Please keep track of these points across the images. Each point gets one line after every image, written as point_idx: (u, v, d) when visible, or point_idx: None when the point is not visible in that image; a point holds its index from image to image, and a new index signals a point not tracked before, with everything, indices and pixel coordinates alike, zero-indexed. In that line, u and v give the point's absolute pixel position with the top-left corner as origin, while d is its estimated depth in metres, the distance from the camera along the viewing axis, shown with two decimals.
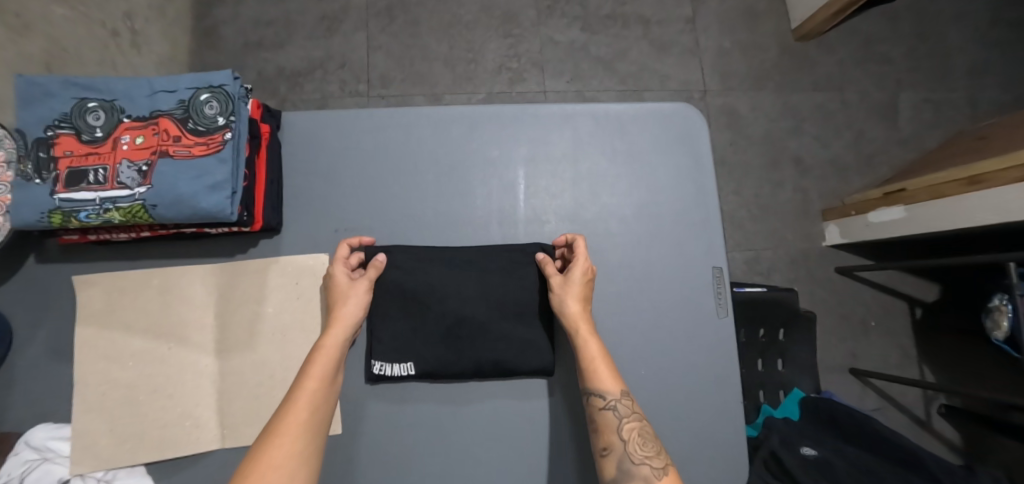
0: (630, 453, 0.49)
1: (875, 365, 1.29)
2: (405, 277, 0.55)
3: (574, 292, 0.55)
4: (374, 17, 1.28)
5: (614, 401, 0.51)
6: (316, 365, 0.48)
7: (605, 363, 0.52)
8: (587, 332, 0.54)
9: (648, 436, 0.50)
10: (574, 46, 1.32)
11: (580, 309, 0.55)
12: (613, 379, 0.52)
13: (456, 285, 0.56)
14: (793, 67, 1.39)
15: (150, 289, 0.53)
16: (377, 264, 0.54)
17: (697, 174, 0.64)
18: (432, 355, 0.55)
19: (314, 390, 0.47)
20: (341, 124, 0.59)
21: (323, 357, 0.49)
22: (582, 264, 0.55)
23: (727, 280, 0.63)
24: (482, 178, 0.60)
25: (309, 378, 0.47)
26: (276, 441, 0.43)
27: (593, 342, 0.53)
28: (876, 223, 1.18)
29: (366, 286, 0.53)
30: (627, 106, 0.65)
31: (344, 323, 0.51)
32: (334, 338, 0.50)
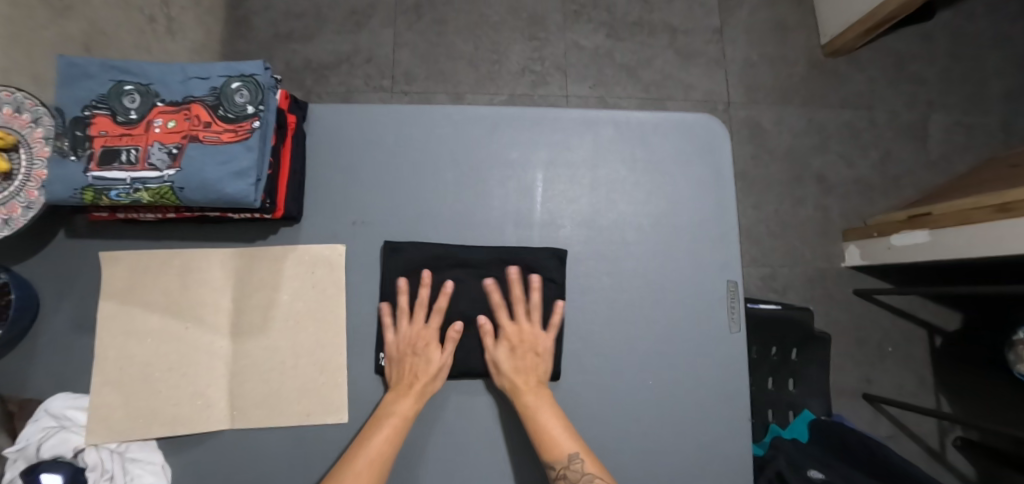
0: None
1: (889, 392, 1.26)
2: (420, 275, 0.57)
3: (505, 367, 0.55)
4: (402, 14, 1.29)
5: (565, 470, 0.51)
6: (382, 430, 0.52)
7: (549, 433, 0.52)
8: (522, 400, 0.54)
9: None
10: (599, 51, 1.32)
11: (512, 379, 0.55)
12: (557, 448, 0.52)
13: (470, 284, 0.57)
14: (821, 84, 1.37)
15: (171, 269, 0.55)
16: (456, 333, 0.56)
17: (717, 187, 0.64)
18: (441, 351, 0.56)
19: (372, 467, 0.50)
20: (365, 119, 0.60)
21: (399, 421, 0.52)
22: (501, 343, 0.56)
23: (741, 295, 0.63)
24: (501, 179, 0.60)
25: (374, 442, 0.51)
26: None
27: (535, 409, 0.53)
28: (899, 246, 1.15)
29: (448, 364, 0.56)
30: (648, 115, 0.64)
31: (422, 396, 0.54)
32: (404, 406, 0.53)
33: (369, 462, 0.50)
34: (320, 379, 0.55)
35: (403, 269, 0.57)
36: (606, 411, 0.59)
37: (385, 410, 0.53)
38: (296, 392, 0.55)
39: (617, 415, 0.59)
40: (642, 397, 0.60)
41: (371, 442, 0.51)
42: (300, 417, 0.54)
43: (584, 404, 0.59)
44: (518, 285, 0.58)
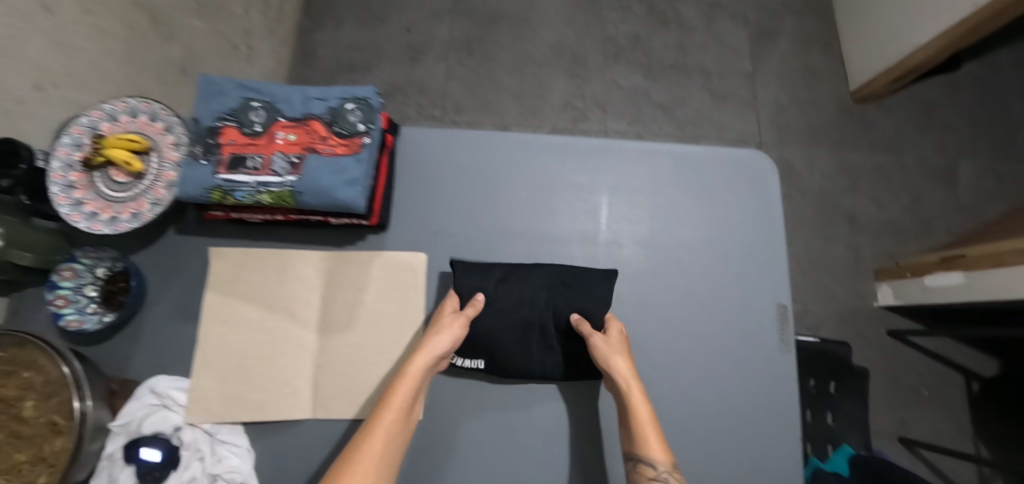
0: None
1: (926, 437, 1.24)
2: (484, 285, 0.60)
3: (618, 350, 0.56)
4: (454, 50, 1.39)
5: (662, 473, 0.52)
6: (397, 392, 0.51)
7: (655, 432, 0.53)
8: (637, 393, 0.55)
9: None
10: (637, 91, 1.40)
11: (626, 368, 0.56)
12: (663, 451, 0.53)
13: (528, 292, 0.60)
14: (851, 128, 1.42)
15: (270, 266, 0.60)
16: (478, 302, 0.58)
17: (768, 218, 0.68)
18: (507, 353, 0.59)
19: (390, 424, 0.50)
20: (448, 141, 0.66)
21: (408, 380, 0.52)
22: (618, 328, 0.59)
23: (791, 318, 0.66)
24: (569, 200, 0.65)
25: (390, 407, 0.50)
26: (356, 467, 0.46)
27: (642, 405, 0.54)
28: (933, 287, 1.17)
29: (461, 327, 0.56)
30: (703, 148, 0.70)
31: (429, 352, 0.54)
32: (416, 366, 0.53)
33: (388, 425, 0.49)
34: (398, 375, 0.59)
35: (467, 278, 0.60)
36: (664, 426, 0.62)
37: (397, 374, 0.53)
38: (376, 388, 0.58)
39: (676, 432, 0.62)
40: (697, 411, 0.63)
41: (388, 401, 0.51)
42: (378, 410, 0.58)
43: None
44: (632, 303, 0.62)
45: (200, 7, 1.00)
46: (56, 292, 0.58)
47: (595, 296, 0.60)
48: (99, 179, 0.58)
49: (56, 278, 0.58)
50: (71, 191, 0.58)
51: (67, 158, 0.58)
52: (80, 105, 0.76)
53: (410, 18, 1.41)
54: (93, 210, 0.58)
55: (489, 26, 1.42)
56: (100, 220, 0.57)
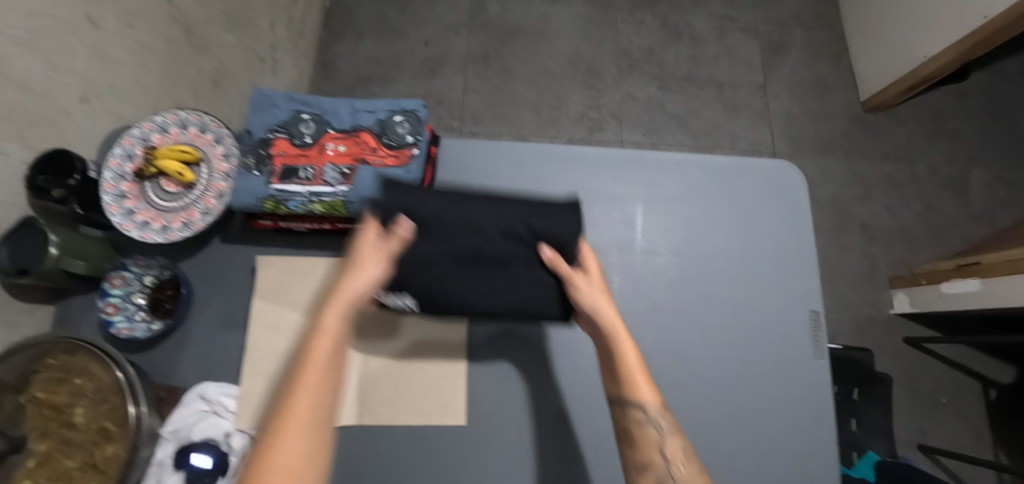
0: (670, 471, 0.51)
1: (945, 444, 1.24)
2: (427, 204, 0.52)
3: (600, 291, 0.55)
4: (472, 63, 1.42)
5: (651, 415, 0.53)
6: (317, 348, 0.46)
7: (642, 375, 0.54)
8: (623, 334, 0.54)
9: (685, 451, 0.52)
10: (651, 102, 1.42)
11: (610, 308, 0.55)
12: (652, 394, 0.53)
13: (482, 216, 0.53)
14: (862, 137, 1.45)
15: (316, 274, 0.61)
16: (401, 229, 0.50)
17: (799, 226, 0.69)
18: (447, 289, 0.53)
19: (315, 384, 0.44)
20: (487, 153, 0.67)
21: (328, 334, 0.47)
22: (593, 267, 0.57)
23: (824, 324, 0.67)
24: (605, 209, 0.67)
25: (311, 366, 0.45)
26: (284, 435, 0.40)
27: (630, 349, 0.54)
28: (949, 294, 1.18)
29: (379, 263, 0.50)
30: (732, 159, 0.71)
31: (348, 299, 0.49)
32: (333, 317, 0.48)
33: (313, 385, 0.44)
34: (441, 380, 0.61)
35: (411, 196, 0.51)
36: (702, 430, 0.63)
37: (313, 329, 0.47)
38: (420, 392, 0.60)
39: (715, 436, 0.63)
40: (735, 417, 0.64)
41: (309, 363, 0.45)
42: (423, 415, 0.60)
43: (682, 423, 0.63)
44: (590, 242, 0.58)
45: (231, 21, 1.03)
46: (105, 299, 0.59)
47: (558, 221, 0.54)
48: (150, 188, 0.60)
49: (106, 286, 0.59)
50: (123, 200, 0.59)
51: (119, 169, 0.59)
52: (121, 117, 0.78)
53: (428, 31, 1.44)
54: (144, 220, 0.59)
55: (506, 39, 1.44)
56: (152, 230, 0.59)
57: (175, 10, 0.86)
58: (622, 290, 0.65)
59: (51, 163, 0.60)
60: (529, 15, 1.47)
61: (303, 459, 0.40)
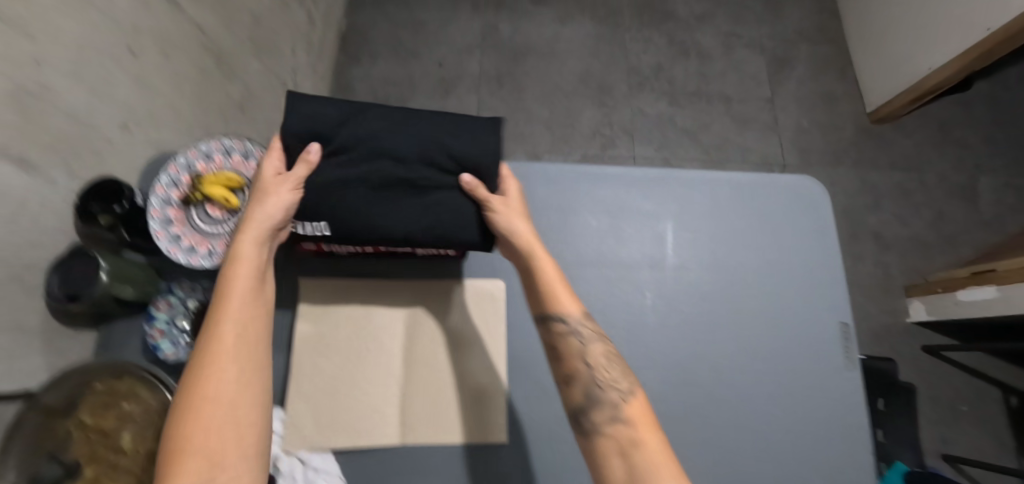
0: (595, 378, 0.54)
1: (968, 453, 1.24)
2: (342, 129, 0.53)
3: (518, 214, 0.57)
4: (486, 82, 1.45)
5: (576, 326, 0.54)
6: (235, 282, 0.48)
7: (563, 289, 0.56)
8: (540, 251, 0.56)
9: (610, 359, 0.55)
10: (662, 117, 1.45)
11: (527, 229, 0.57)
12: (573, 304, 0.56)
13: (398, 139, 0.54)
14: (870, 147, 1.47)
15: (357, 296, 0.63)
16: (309, 155, 0.52)
17: (825, 241, 0.71)
18: (361, 213, 0.54)
19: (239, 312, 0.47)
20: (522, 174, 0.70)
21: (244, 264, 0.49)
22: (511, 190, 0.59)
23: (854, 337, 0.68)
24: (637, 226, 0.69)
25: (230, 296, 0.47)
26: (215, 363, 0.44)
27: (548, 266, 0.57)
28: (966, 301, 1.19)
29: (293, 194, 0.52)
30: (756, 176, 0.73)
31: (258, 227, 0.50)
32: (250, 251, 0.50)
33: (237, 316, 0.46)
34: (483, 399, 0.61)
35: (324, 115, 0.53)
36: (740, 443, 0.63)
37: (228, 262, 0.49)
38: (462, 411, 0.60)
39: (753, 449, 0.63)
40: (772, 431, 0.64)
41: (227, 294, 0.47)
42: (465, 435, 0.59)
43: (719, 436, 0.63)
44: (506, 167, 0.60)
45: (256, 47, 1.06)
46: (153, 324, 0.61)
47: (478, 149, 0.56)
48: (195, 214, 0.62)
49: (153, 310, 0.61)
50: (169, 227, 0.60)
51: (165, 195, 0.60)
52: (159, 143, 0.80)
53: (442, 52, 1.47)
54: (191, 245, 0.61)
55: (518, 58, 1.48)
56: (199, 255, 0.61)
57: (206, 38, 0.89)
58: (656, 305, 0.67)
59: (102, 190, 0.61)
60: (540, 35, 1.51)
61: (238, 383, 0.44)
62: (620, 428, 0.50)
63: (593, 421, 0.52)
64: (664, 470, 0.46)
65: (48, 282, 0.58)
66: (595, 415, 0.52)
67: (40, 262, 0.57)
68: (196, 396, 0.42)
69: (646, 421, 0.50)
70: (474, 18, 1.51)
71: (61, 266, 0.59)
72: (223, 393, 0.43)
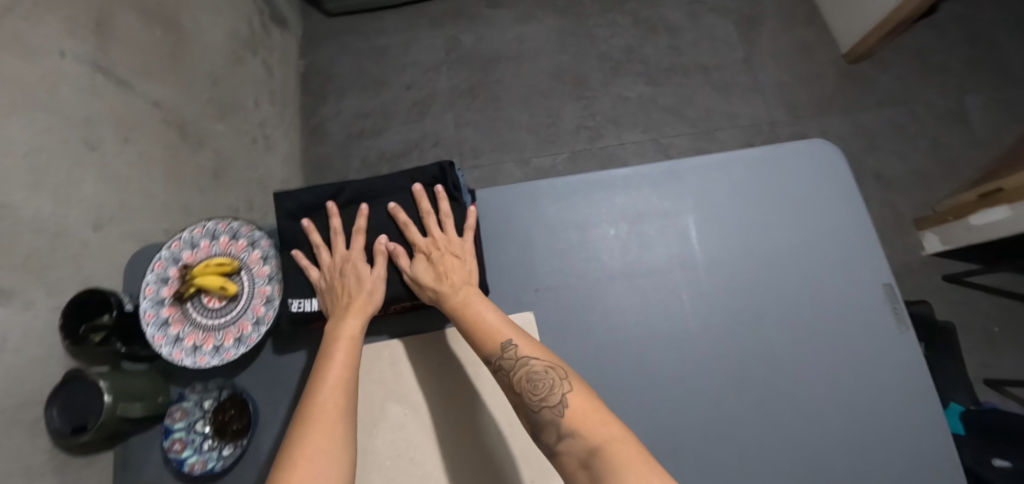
0: (529, 401, 0.47)
1: (1013, 374, 1.21)
2: (322, 219, 0.60)
3: (419, 272, 0.56)
4: (459, 97, 1.40)
5: (497, 361, 0.49)
6: (337, 353, 0.49)
7: (478, 328, 0.51)
8: (450, 301, 0.54)
9: (538, 374, 0.47)
10: (643, 98, 1.42)
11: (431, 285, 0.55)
12: (485, 342, 0.51)
13: (368, 212, 0.59)
14: (854, 89, 1.45)
15: (383, 360, 0.59)
16: (382, 247, 0.57)
17: (851, 202, 0.68)
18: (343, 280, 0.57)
19: (341, 382, 0.47)
20: (525, 196, 0.67)
21: (343, 339, 0.50)
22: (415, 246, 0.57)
23: (900, 295, 0.64)
24: (659, 228, 0.66)
25: (332, 366, 0.48)
26: (311, 429, 0.42)
27: (463, 310, 0.53)
28: (979, 226, 1.17)
29: (380, 270, 0.56)
30: (770, 150, 0.70)
31: (361, 310, 0.53)
32: (350, 325, 0.52)
33: (335, 383, 0.46)
34: (518, 449, 0.55)
35: (297, 211, 0.60)
36: (807, 432, 0.59)
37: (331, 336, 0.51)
38: (500, 464, 0.54)
39: (819, 435, 0.59)
40: (842, 407, 0.60)
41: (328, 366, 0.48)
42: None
43: (781, 428, 0.59)
44: (401, 212, 0.59)
45: (220, 110, 1.01)
46: (170, 436, 0.56)
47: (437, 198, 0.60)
48: (192, 308, 0.57)
49: (169, 422, 0.56)
50: (167, 328, 0.55)
51: (155, 296, 0.55)
52: (140, 236, 0.75)
53: (409, 75, 1.43)
54: (195, 344, 0.56)
55: (487, 67, 1.44)
56: (206, 353, 0.56)
57: (164, 112, 0.84)
58: (695, 301, 0.63)
59: (87, 303, 0.55)
60: (505, 38, 1.47)
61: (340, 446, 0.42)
62: (573, 444, 0.43)
63: (548, 445, 0.45)
64: (626, 474, 0.39)
65: (49, 416, 0.51)
66: (547, 438, 0.45)
67: (36, 395, 0.53)
68: (290, 465, 0.40)
69: (597, 420, 0.44)
70: (435, 34, 1.47)
71: (59, 396, 0.52)
72: (327, 454, 0.41)
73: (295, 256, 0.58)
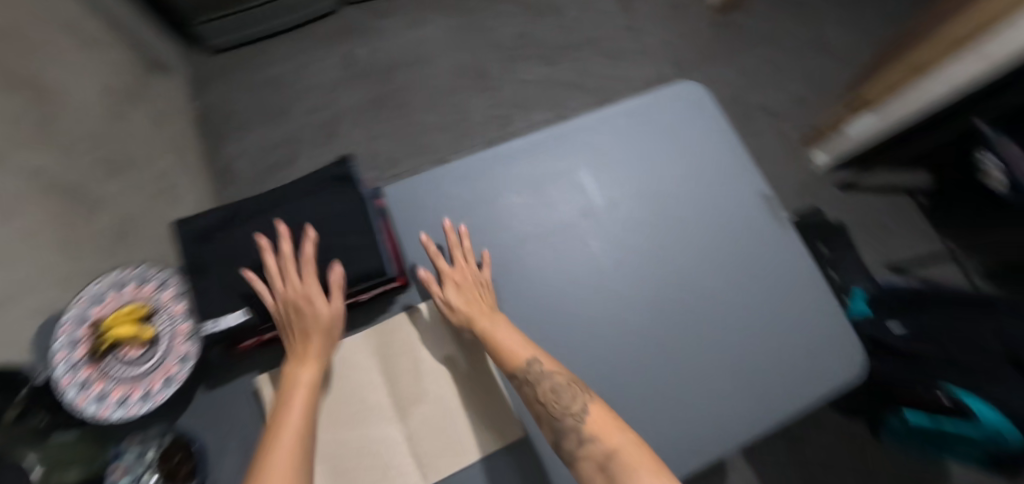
0: (553, 412, 0.53)
1: (907, 256, 1.38)
2: (222, 234, 0.56)
3: (455, 299, 0.59)
4: (366, 111, 1.41)
5: (524, 375, 0.54)
6: (293, 403, 0.48)
7: (509, 348, 0.56)
8: (482, 324, 0.58)
9: (561, 387, 0.54)
10: (543, 79, 1.48)
11: (471, 310, 0.59)
12: (515, 358, 0.55)
13: (271, 223, 0.56)
14: (729, 36, 1.59)
15: (322, 370, 0.60)
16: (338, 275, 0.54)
17: (722, 130, 0.76)
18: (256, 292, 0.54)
19: (296, 435, 0.46)
20: (429, 184, 0.69)
21: (303, 386, 0.50)
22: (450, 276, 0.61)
23: (777, 200, 0.72)
24: (558, 187, 0.71)
25: (289, 417, 0.47)
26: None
27: (495, 331, 0.57)
28: (856, 134, 1.32)
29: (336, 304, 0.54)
30: (644, 98, 0.77)
31: (320, 353, 0.52)
32: (311, 371, 0.51)
33: (292, 436, 0.46)
34: (472, 418, 0.58)
35: (192, 231, 0.55)
36: (722, 336, 0.66)
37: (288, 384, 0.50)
38: (457, 436, 0.57)
39: (732, 338, 0.66)
40: (749, 311, 0.67)
41: (287, 415, 0.47)
42: (463, 458, 0.57)
43: (700, 338, 0.65)
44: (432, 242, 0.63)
45: (112, 168, 0.97)
46: None
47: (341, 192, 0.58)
48: (111, 363, 0.55)
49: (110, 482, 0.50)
50: (89, 388, 0.54)
51: (69, 358, 0.54)
52: (42, 307, 0.70)
53: (312, 99, 1.42)
54: (121, 396, 0.54)
55: (388, 76, 1.45)
56: (134, 401, 0.54)
57: (47, 180, 0.81)
58: (604, 248, 0.68)
59: None
60: (401, 46, 1.49)
61: None
62: (593, 449, 0.50)
63: (569, 452, 0.51)
64: (642, 471, 0.46)
65: None
66: (568, 446, 0.51)
67: None
68: None
69: (612, 426, 0.51)
70: (330, 55, 1.47)
71: None
72: None
73: (195, 280, 0.54)
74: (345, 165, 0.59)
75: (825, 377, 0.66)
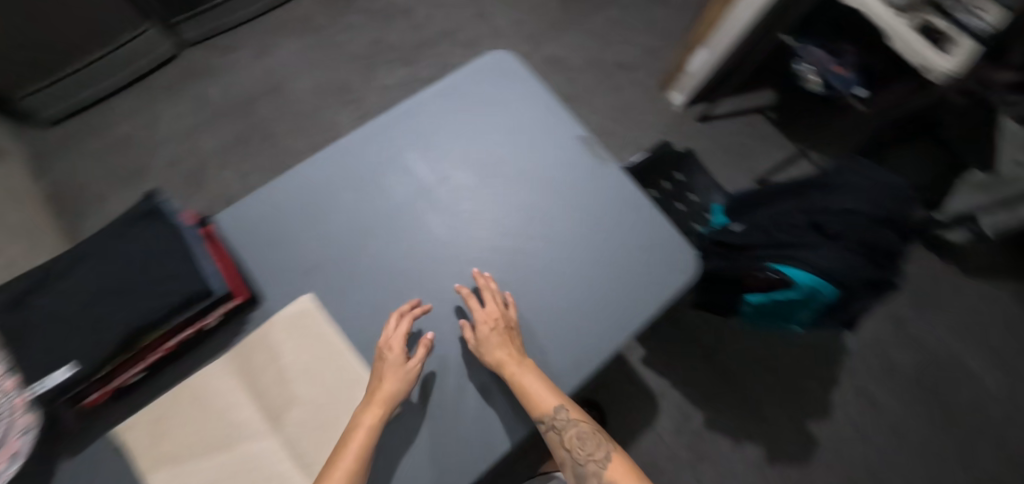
0: (579, 456, 0.64)
1: (767, 167, 1.53)
2: (35, 299, 0.55)
3: (491, 342, 0.62)
4: (232, 148, 1.38)
5: (551, 422, 0.60)
6: (346, 454, 0.54)
7: (541, 392, 0.60)
8: (516, 370, 0.61)
9: (584, 437, 0.64)
10: (405, 80, 1.51)
11: (503, 353, 0.62)
12: (545, 402, 0.60)
13: (84, 274, 0.56)
14: (572, 4, 1.69)
15: (184, 404, 0.59)
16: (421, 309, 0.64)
17: (531, 88, 0.82)
18: (76, 342, 0.53)
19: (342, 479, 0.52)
20: (259, 202, 0.70)
21: (362, 429, 0.55)
22: (483, 317, 0.63)
23: (592, 139, 0.81)
24: (389, 174, 0.74)
25: (340, 465, 0.53)
26: None
27: (524, 375, 0.61)
28: (696, 69, 1.45)
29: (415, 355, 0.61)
30: (456, 76, 0.82)
31: (383, 400, 0.57)
32: (370, 417, 0.56)
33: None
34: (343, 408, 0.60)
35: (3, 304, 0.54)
36: (567, 268, 0.72)
37: (349, 429, 0.56)
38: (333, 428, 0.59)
39: (576, 268, 0.72)
40: (586, 240, 0.74)
41: (341, 456, 0.54)
42: None
43: (547, 275, 0.71)
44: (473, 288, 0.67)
45: None
46: None
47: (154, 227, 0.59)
48: None
49: None
50: None
51: None
52: None
53: (171, 149, 1.37)
54: None
55: (247, 110, 1.43)
56: None
57: None
58: (444, 220, 0.72)
59: None
60: (255, 77, 1.47)
61: None
62: None
63: None
64: None
65: None
66: None
67: None
68: None
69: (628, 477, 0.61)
70: (182, 101, 1.42)
71: None
72: None
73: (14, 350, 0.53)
74: (152, 201, 0.61)
75: (666, 277, 0.73)
